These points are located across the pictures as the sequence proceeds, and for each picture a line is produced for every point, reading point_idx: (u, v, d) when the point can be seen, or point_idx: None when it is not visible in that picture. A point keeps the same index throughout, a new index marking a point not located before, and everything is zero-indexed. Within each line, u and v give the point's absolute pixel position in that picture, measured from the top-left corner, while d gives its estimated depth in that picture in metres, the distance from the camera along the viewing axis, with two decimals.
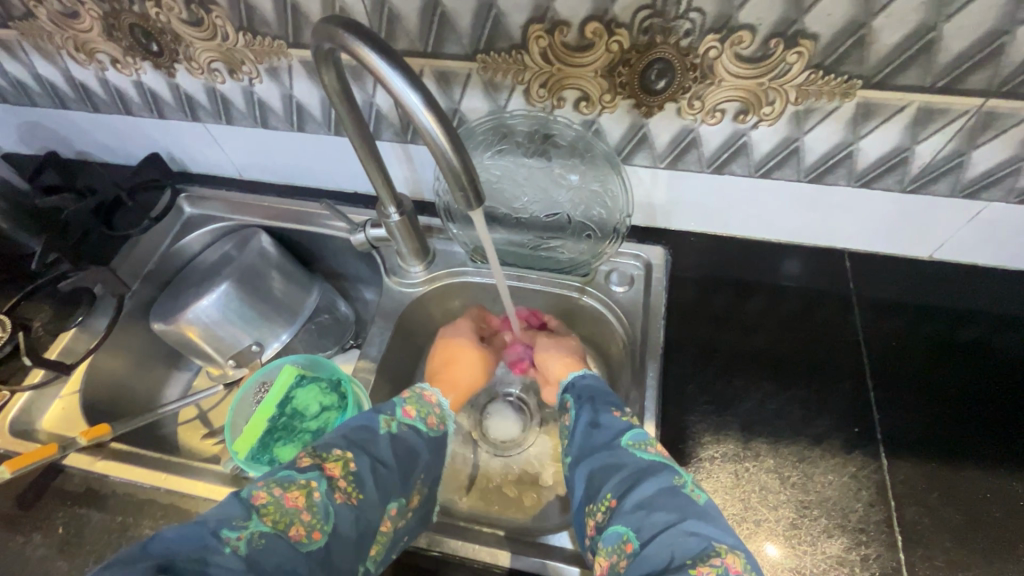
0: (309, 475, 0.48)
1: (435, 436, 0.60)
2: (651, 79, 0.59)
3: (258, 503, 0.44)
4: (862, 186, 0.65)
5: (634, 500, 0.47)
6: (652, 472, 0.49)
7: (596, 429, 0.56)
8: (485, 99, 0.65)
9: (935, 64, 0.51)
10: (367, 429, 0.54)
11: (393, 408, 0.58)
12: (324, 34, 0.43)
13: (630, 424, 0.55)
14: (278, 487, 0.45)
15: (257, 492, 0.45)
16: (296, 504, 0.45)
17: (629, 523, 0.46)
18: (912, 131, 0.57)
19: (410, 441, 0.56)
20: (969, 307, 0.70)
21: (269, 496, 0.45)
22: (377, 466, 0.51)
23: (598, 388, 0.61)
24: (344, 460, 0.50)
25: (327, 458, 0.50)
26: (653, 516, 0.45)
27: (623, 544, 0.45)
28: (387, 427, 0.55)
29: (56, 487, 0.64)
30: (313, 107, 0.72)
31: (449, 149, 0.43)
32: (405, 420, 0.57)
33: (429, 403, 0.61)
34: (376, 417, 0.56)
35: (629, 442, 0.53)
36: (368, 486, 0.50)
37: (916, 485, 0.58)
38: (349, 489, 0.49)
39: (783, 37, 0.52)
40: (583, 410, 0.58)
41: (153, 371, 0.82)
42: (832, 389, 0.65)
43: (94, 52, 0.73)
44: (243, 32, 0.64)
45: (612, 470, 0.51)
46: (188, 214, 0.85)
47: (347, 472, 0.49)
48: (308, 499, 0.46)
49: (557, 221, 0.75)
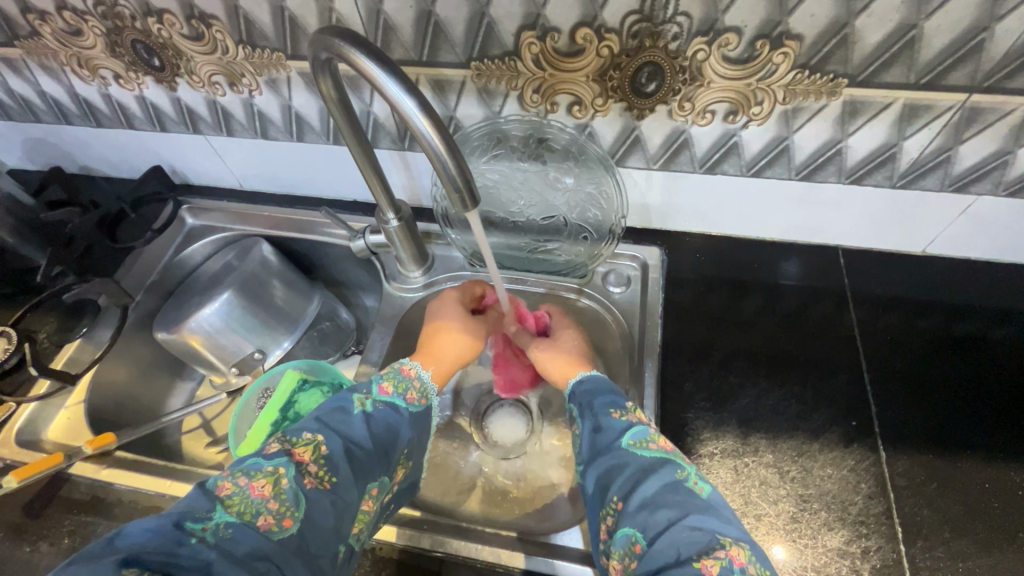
0: (277, 461, 0.45)
1: (418, 412, 0.58)
2: (642, 82, 0.60)
3: (222, 493, 0.42)
4: (852, 182, 0.66)
5: (637, 501, 0.46)
6: (652, 471, 0.49)
7: (600, 433, 0.54)
8: (480, 105, 0.67)
9: (918, 60, 0.52)
10: (340, 410, 0.52)
11: (369, 386, 0.56)
12: (321, 45, 0.45)
13: (631, 424, 0.54)
14: (243, 476, 0.43)
15: (222, 482, 0.43)
16: (263, 493, 0.43)
17: (635, 524, 0.45)
18: (898, 127, 0.59)
19: (388, 419, 0.54)
20: (963, 300, 0.71)
21: (234, 486, 0.42)
22: (351, 447, 0.49)
23: (600, 389, 0.60)
24: (316, 444, 0.48)
25: (298, 441, 0.48)
26: (656, 514, 0.45)
27: (631, 546, 0.44)
28: (361, 406, 0.53)
29: (62, 496, 0.64)
30: (311, 117, 0.73)
31: (445, 156, 0.44)
32: (381, 397, 0.55)
33: (408, 378, 0.58)
34: (350, 397, 0.54)
35: (630, 442, 0.52)
36: (341, 469, 0.47)
37: (915, 478, 0.59)
38: (321, 474, 0.46)
39: (769, 38, 0.54)
40: (586, 419, 0.57)
41: (158, 381, 0.83)
42: (828, 384, 0.65)
43: (98, 68, 0.74)
44: (242, 45, 0.65)
45: (617, 470, 0.50)
46: (190, 225, 0.86)
47: (318, 457, 0.47)
48: (276, 487, 0.44)
49: (553, 224, 0.76)
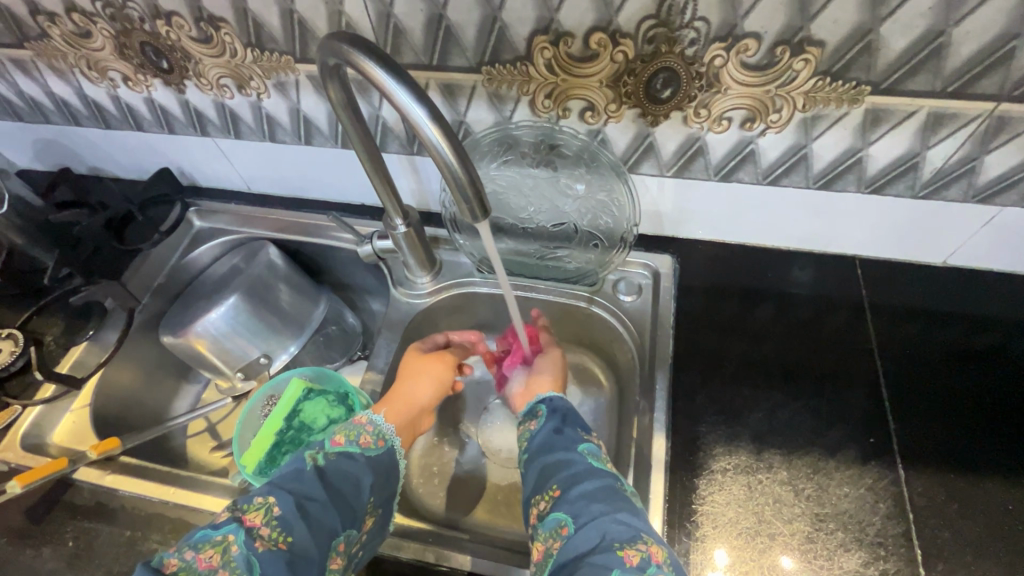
0: (226, 529, 0.44)
1: (377, 455, 0.55)
2: (657, 88, 0.58)
3: (168, 571, 0.41)
4: (872, 192, 0.64)
5: (578, 491, 0.47)
6: (597, 473, 0.49)
7: (559, 433, 0.54)
8: (491, 110, 0.66)
9: (945, 68, 0.51)
10: (294, 470, 0.50)
11: (321, 441, 0.54)
12: (329, 50, 0.44)
13: (589, 440, 0.53)
14: (189, 549, 0.42)
15: (168, 559, 0.41)
16: (211, 564, 0.41)
17: (569, 510, 0.46)
18: (922, 136, 0.57)
19: (344, 468, 0.51)
20: (985, 313, 0.69)
21: (180, 561, 0.41)
22: (305, 503, 0.47)
23: (569, 412, 0.57)
24: (267, 506, 0.46)
25: (248, 507, 0.46)
26: (591, 506, 0.45)
27: (559, 528, 0.45)
28: (314, 461, 0.51)
29: (66, 501, 0.64)
30: (320, 120, 0.73)
31: (456, 166, 0.43)
32: (333, 448, 0.53)
33: (360, 425, 0.56)
34: (302, 455, 0.52)
35: (583, 450, 0.52)
36: (297, 527, 0.45)
37: (935, 497, 0.57)
38: (273, 535, 0.44)
39: (789, 44, 0.52)
40: (551, 418, 0.56)
41: (163, 384, 0.83)
42: (844, 400, 0.64)
43: (106, 70, 0.74)
44: (251, 48, 0.65)
45: (563, 463, 0.50)
46: (198, 227, 0.86)
47: (269, 518, 0.45)
48: (225, 555, 0.42)
49: (564, 231, 0.75)
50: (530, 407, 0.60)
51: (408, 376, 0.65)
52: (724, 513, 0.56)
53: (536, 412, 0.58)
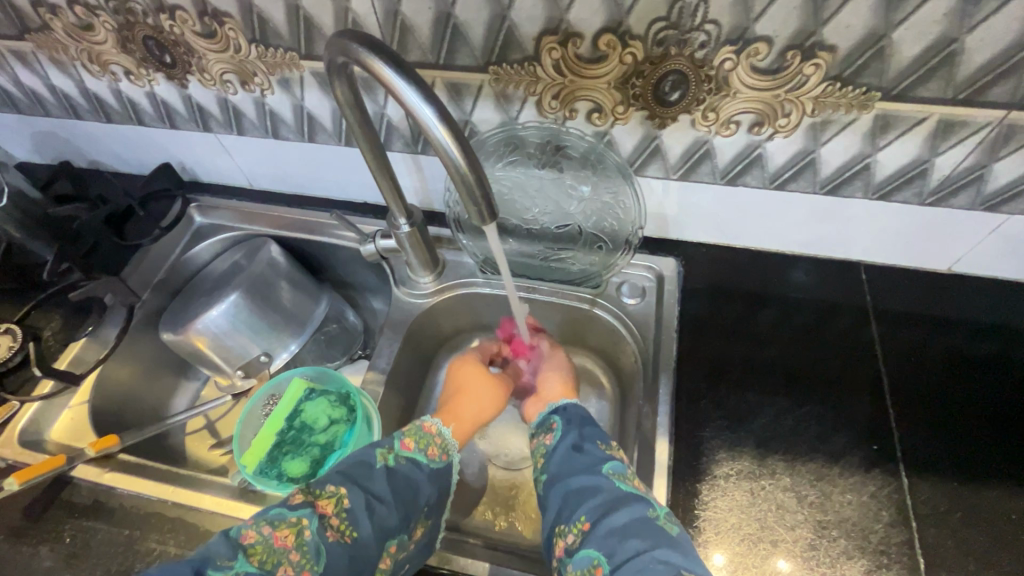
0: (300, 512, 0.46)
1: (441, 467, 0.55)
2: (665, 91, 0.58)
3: (245, 542, 0.43)
4: (879, 199, 0.64)
5: (609, 525, 0.46)
6: (627, 503, 0.48)
7: (579, 456, 0.53)
8: (497, 110, 0.65)
9: (956, 75, 0.50)
10: (362, 464, 0.51)
11: (391, 441, 0.54)
12: (338, 48, 0.43)
13: (610, 456, 0.53)
14: (267, 525, 0.44)
15: (246, 530, 0.44)
16: (285, 544, 0.43)
17: (601, 547, 0.45)
18: (931, 143, 0.56)
19: (410, 475, 0.52)
20: (990, 321, 0.69)
21: (258, 535, 0.43)
22: (373, 502, 0.48)
23: (582, 420, 0.58)
24: (338, 497, 0.47)
25: (320, 494, 0.48)
26: (625, 542, 0.44)
27: (593, 568, 0.44)
28: (384, 460, 0.52)
29: (64, 499, 0.63)
30: (324, 118, 0.72)
31: (466, 170, 0.42)
32: (403, 452, 0.53)
33: (430, 433, 0.56)
34: (372, 451, 0.52)
35: (609, 473, 0.51)
36: (363, 524, 0.47)
37: (938, 506, 0.57)
38: (342, 528, 0.46)
39: (800, 49, 0.52)
40: (567, 434, 0.56)
41: (162, 380, 0.82)
42: (847, 406, 0.63)
43: (108, 63, 0.73)
44: (255, 44, 0.64)
45: (590, 492, 0.49)
46: (198, 223, 0.85)
47: (340, 510, 0.47)
48: (298, 538, 0.44)
49: (568, 233, 0.75)
50: (542, 418, 0.61)
51: (470, 393, 0.67)
52: (727, 520, 0.56)
53: (550, 423, 0.59)
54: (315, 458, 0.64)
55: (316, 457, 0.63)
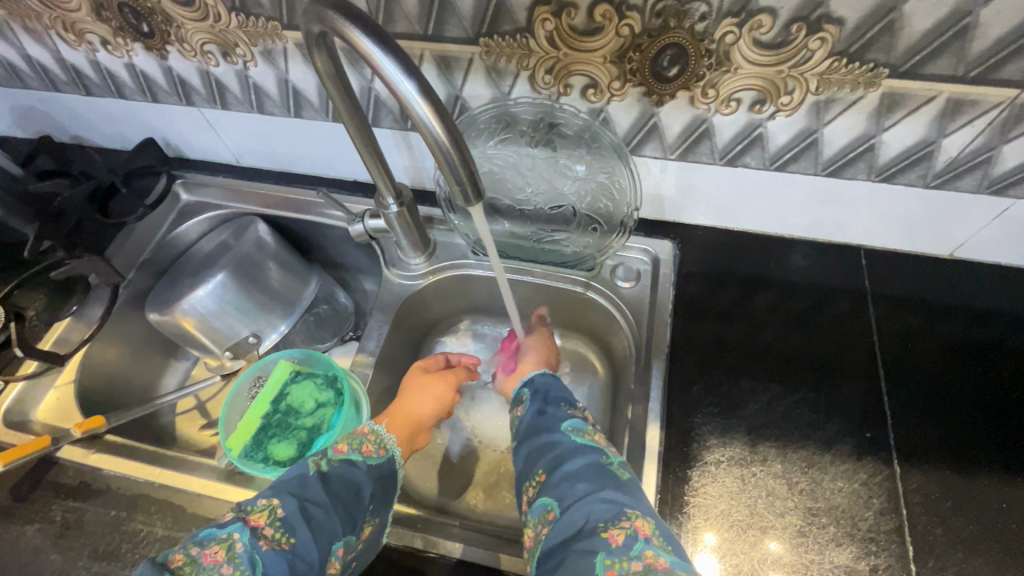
0: (231, 528, 0.44)
1: (381, 464, 0.55)
2: (663, 66, 0.55)
3: (172, 566, 0.40)
4: (882, 180, 0.61)
5: (562, 472, 0.46)
6: (580, 453, 0.48)
7: (541, 415, 0.53)
8: (489, 85, 0.63)
9: (968, 52, 0.48)
10: (297, 476, 0.50)
11: (323, 449, 0.53)
12: (313, 16, 0.41)
13: (572, 415, 0.52)
14: (195, 546, 0.42)
15: (173, 555, 0.41)
16: (215, 559, 0.41)
17: (554, 494, 0.45)
18: (939, 123, 0.54)
19: (345, 474, 0.51)
20: (990, 307, 0.67)
21: (185, 556, 0.41)
22: (307, 506, 0.46)
23: (549, 384, 0.57)
24: (271, 508, 0.46)
25: (252, 509, 0.46)
26: (574, 487, 0.45)
27: (546, 513, 0.45)
28: (316, 467, 0.51)
29: (50, 480, 0.63)
30: (309, 92, 0.69)
31: (448, 144, 0.40)
32: (336, 456, 0.52)
33: (362, 434, 0.56)
34: (304, 462, 0.52)
35: (566, 428, 0.51)
36: (299, 529, 0.45)
37: (929, 494, 0.56)
38: (278, 536, 0.44)
39: (806, 22, 0.49)
40: (529, 400, 0.56)
41: (151, 361, 0.81)
42: (842, 393, 0.62)
43: (84, 32, 0.70)
44: (235, 13, 0.61)
45: (547, 447, 0.49)
46: (185, 201, 0.82)
47: (274, 520, 0.45)
48: (230, 552, 0.42)
49: (562, 214, 0.73)
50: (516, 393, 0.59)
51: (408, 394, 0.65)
52: (716, 507, 0.56)
53: (520, 395, 0.58)
54: (302, 442, 0.63)
55: (303, 441, 0.63)
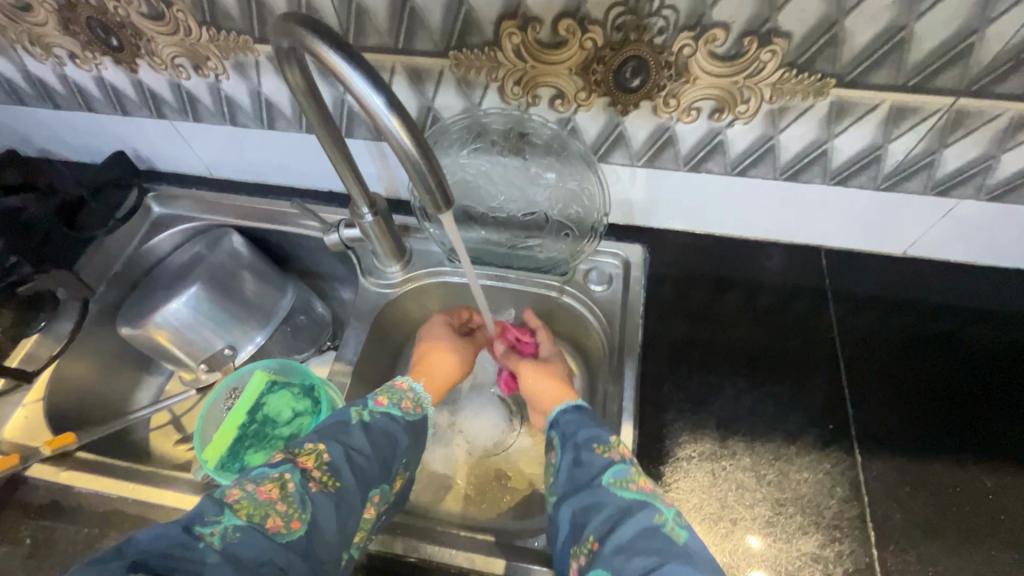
0: (282, 468, 0.47)
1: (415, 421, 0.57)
2: (626, 77, 0.58)
3: (230, 500, 0.43)
4: (837, 183, 0.65)
5: (616, 543, 0.44)
6: (631, 513, 0.45)
7: (580, 467, 0.51)
8: (459, 96, 0.64)
9: (906, 62, 0.51)
10: (340, 424, 0.52)
11: (364, 400, 0.55)
12: (283, 32, 0.42)
13: (613, 461, 0.51)
14: (250, 482, 0.45)
15: (229, 490, 0.44)
16: (270, 496, 0.44)
17: (609, 568, 0.42)
18: (885, 129, 0.58)
19: (386, 427, 0.54)
20: (941, 301, 0.71)
21: (242, 492, 0.44)
22: (352, 453, 0.50)
23: (582, 422, 0.56)
24: (318, 452, 0.49)
25: (300, 451, 0.49)
26: (633, 560, 0.42)
27: None
28: (359, 416, 0.53)
29: (19, 499, 0.62)
30: (282, 104, 0.70)
31: (418, 158, 0.42)
32: (377, 409, 0.55)
33: (402, 390, 0.58)
34: (347, 410, 0.54)
35: (611, 482, 0.49)
36: (344, 474, 0.48)
37: (889, 481, 0.59)
38: (324, 478, 0.47)
39: (756, 35, 0.52)
40: (565, 449, 0.54)
41: (122, 375, 0.80)
42: (806, 387, 0.65)
43: (50, 46, 0.69)
44: (207, 27, 0.62)
45: (593, 508, 0.47)
46: (157, 213, 0.82)
47: (320, 463, 0.48)
48: (283, 491, 0.45)
49: (534, 221, 0.74)
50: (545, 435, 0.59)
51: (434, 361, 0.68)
52: (689, 500, 0.58)
53: (551, 440, 0.58)
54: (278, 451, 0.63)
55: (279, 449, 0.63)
